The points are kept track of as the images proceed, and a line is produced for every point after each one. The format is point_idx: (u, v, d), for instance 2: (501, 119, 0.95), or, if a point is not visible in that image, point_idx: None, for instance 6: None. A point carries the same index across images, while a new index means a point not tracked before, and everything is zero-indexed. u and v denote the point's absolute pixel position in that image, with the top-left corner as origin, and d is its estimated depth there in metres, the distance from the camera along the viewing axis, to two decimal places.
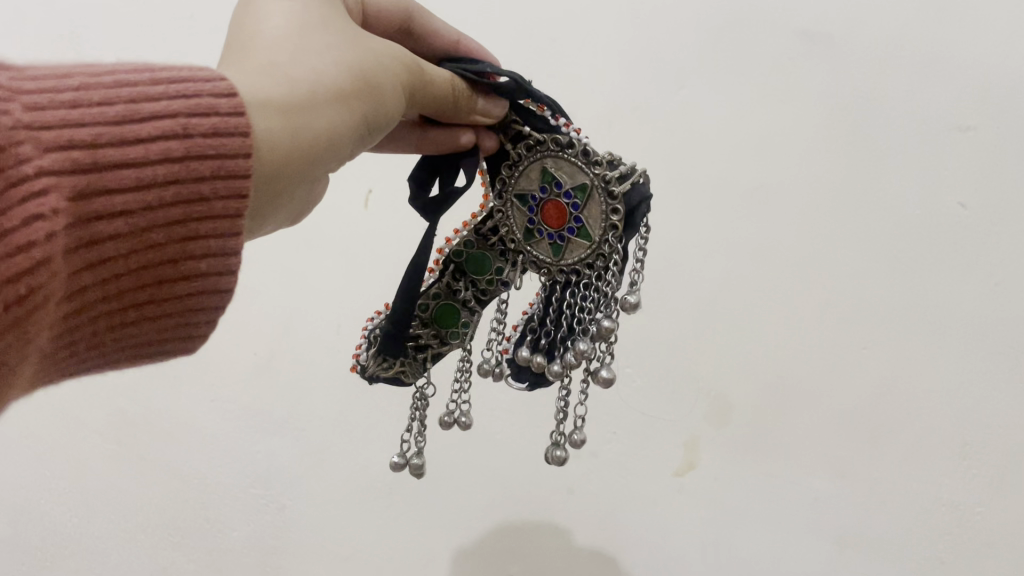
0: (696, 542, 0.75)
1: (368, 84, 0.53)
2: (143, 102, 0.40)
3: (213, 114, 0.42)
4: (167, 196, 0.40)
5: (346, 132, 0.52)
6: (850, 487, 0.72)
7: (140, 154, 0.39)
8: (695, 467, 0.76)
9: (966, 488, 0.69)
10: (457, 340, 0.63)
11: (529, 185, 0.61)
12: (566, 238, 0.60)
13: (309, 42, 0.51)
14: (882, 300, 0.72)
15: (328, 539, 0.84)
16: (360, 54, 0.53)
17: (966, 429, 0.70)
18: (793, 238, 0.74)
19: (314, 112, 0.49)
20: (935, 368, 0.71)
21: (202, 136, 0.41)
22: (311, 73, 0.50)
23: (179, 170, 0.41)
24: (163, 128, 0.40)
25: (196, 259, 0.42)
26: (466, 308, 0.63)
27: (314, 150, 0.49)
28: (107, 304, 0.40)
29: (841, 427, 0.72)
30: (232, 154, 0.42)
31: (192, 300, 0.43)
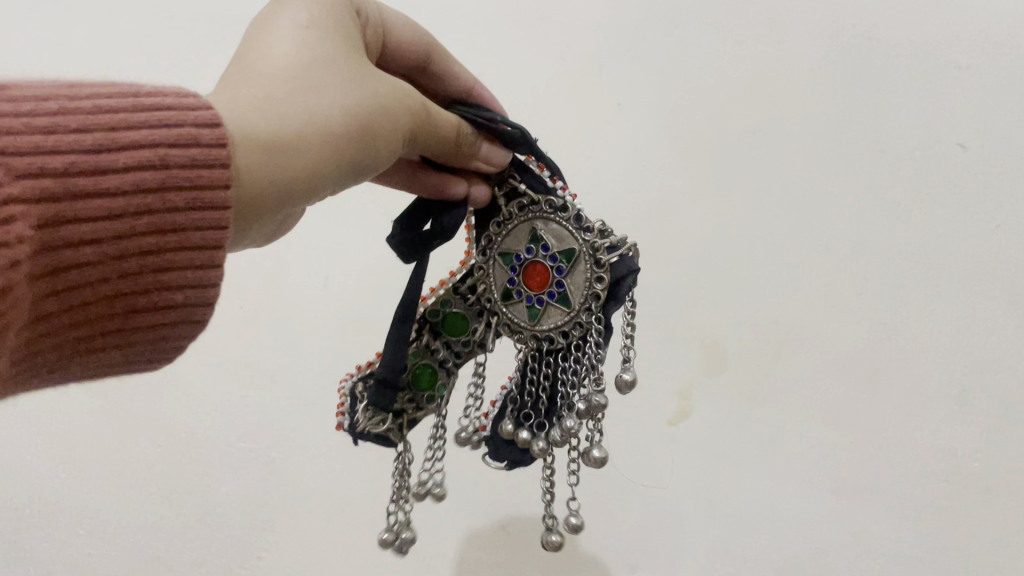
0: (689, 493, 0.73)
1: (361, 130, 0.50)
2: (122, 131, 0.39)
3: (193, 146, 0.41)
4: (141, 226, 0.39)
5: (329, 172, 0.49)
6: (846, 437, 0.70)
7: (115, 184, 0.38)
8: (690, 415, 0.74)
9: (965, 433, 0.68)
10: (433, 405, 0.60)
11: (514, 247, 0.59)
12: (547, 300, 0.58)
13: (312, 75, 0.49)
14: (880, 242, 0.70)
15: None
16: (361, 95, 0.50)
17: (966, 373, 0.68)
18: (789, 182, 0.72)
19: (295, 152, 0.47)
20: (933, 312, 0.69)
21: (180, 168, 0.40)
22: (302, 113, 0.48)
23: (154, 201, 0.40)
24: (139, 157, 0.39)
25: (171, 289, 0.41)
26: (444, 368, 0.60)
27: (293, 190, 0.48)
28: (71, 329, 0.40)
29: (840, 372, 0.70)
30: (210, 185, 0.41)
31: (165, 328, 0.42)
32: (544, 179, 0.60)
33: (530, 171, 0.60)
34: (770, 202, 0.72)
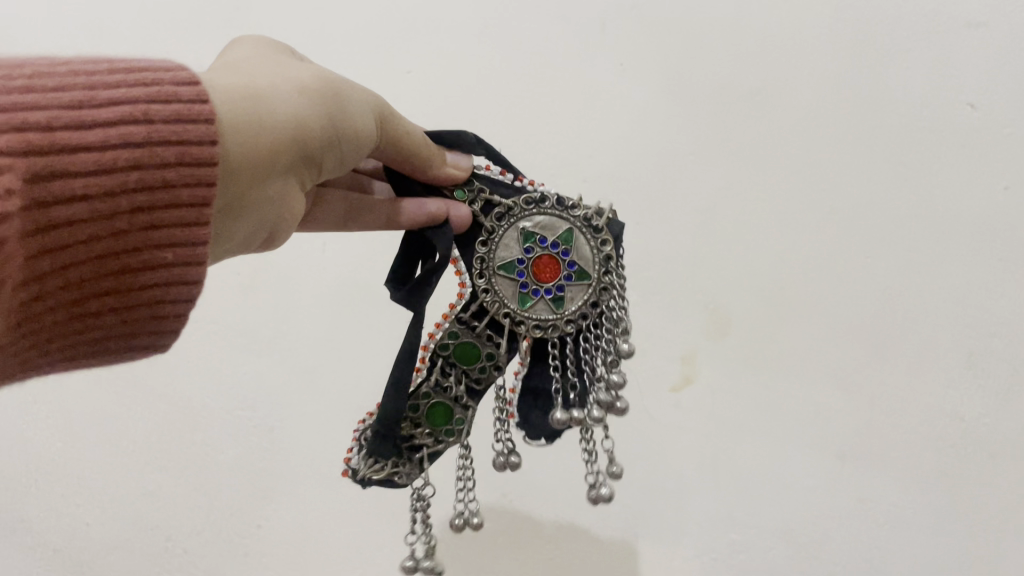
0: None
1: (335, 101, 0.48)
2: (101, 90, 0.38)
3: (174, 102, 0.40)
4: (132, 182, 0.38)
5: (316, 129, 0.47)
6: None
7: (100, 139, 0.37)
8: (693, 382, 0.72)
9: (974, 397, 0.67)
10: (453, 438, 0.55)
11: (509, 254, 0.56)
12: (563, 290, 0.56)
13: (281, 62, 0.49)
14: (887, 205, 0.69)
15: None
16: (329, 76, 0.49)
17: (973, 336, 0.67)
18: (795, 145, 0.71)
19: (271, 112, 0.44)
20: (942, 274, 0.68)
21: (164, 122, 0.39)
22: (275, 84, 0.46)
23: (143, 155, 0.38)
24: (122, 114, 0.38)
25: (162, 247, 0.40)
26: (460, 403, 0.56)
27: (279, 150, 0.45)
28: (66, 292, 0.38)
29: (847, 336, 0.69)
30: (198, 140, 0.40)
31: (161, 289, 0.41)
32: (509, 183, 0.57)
33: (495, 181, 0.58)
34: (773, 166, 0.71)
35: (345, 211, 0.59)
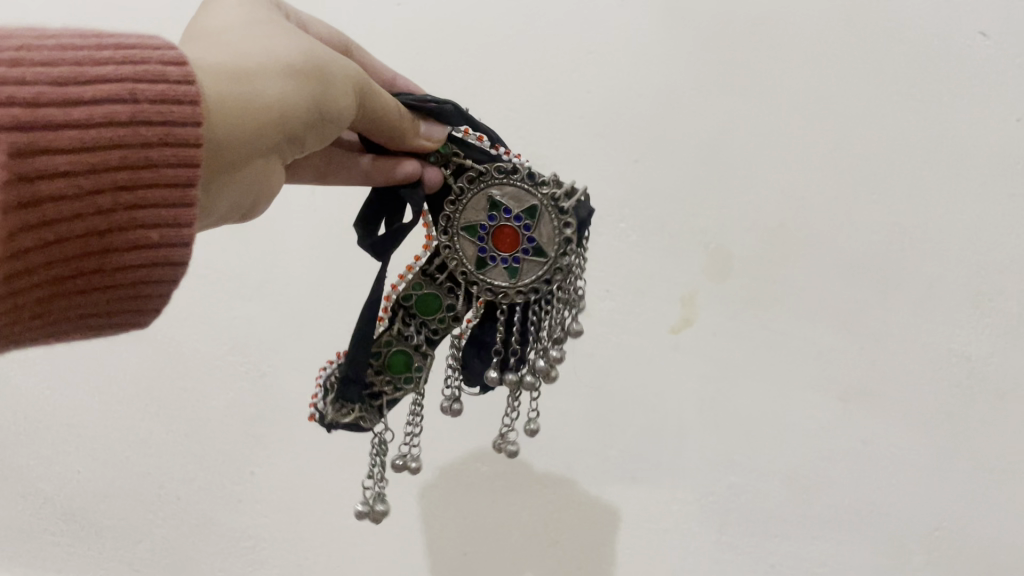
0: (692, 400, 0.70)
1: (321, 77, 0.45)
2: (89, 66, 0.34)
3: (162, 82, 0.36)
4: (115, 161, 0.35)
5: (301, 109, 0.44)
6: (858, 341, 0.67)
7: (85, 116, 0.33)
8: (693, 323, 0.70)
9: (979, 336, 0.66)
10: (410, 385, 0.55)
11: (474, 217, 0.54)
12: (520, 261, 0.53)
13: (265, 29, 0.45)
14: (897, 140, 0.67)
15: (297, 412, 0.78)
16: (315, 46, 0.46)
17: (980, 274, 0.66)
18: (801, 76, 0.68)
19: (253, 84, 0.41)
20: (952, 210, 0.66)
21: (151, 102, 0.35)
22: (258, 53, 0.43)
23: (126, 135, 0.35)
24: (109, 93, 0.34)
25: (147, 227, 0.36)
26: (419, 352, 0.55)
27: (262, 130, 0.42)
28: (49, 270, 0.34)
29: (853, 275, 0.67)
30: (183, 122, 0.36)
31: (144, 269, 0.37)
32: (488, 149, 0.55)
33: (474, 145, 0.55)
34: (780, 98, 0.68)
35: (324, 166, 0.54)
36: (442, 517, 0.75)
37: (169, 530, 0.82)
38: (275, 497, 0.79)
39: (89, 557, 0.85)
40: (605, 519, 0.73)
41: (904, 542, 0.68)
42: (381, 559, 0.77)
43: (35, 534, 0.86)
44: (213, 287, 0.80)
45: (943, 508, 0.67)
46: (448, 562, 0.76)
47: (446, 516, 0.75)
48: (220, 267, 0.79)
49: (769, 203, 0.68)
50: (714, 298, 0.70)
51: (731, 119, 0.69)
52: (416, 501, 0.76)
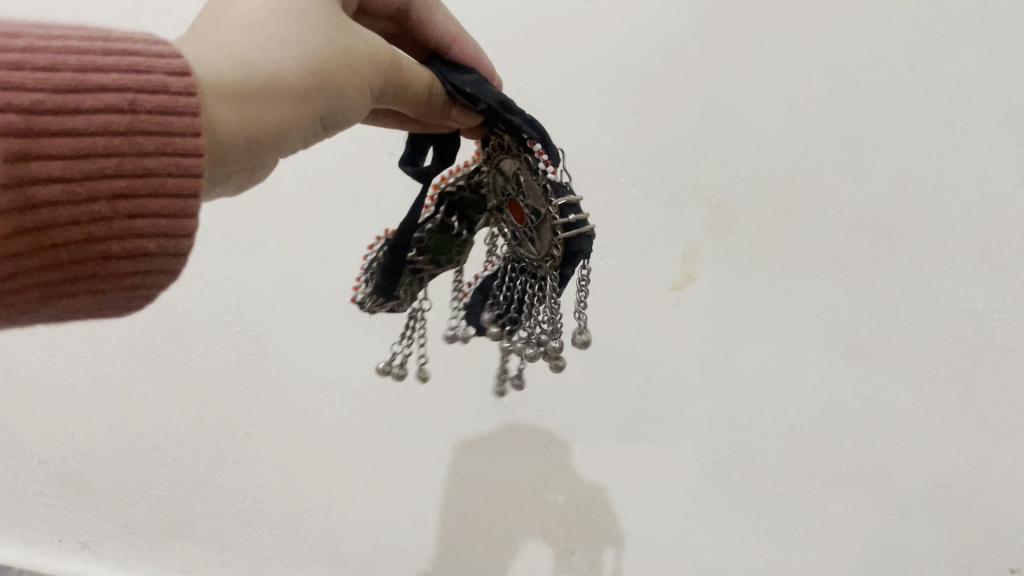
0: (693, 357, 0.69)
1: (329, 88, 0.43)
2: (90, 73, 0.32)
3: (163, 92, 0.34)
4: (110, 170, 0.32)
5: (300, 129, 0.42)
6: (862, 296, 0.66)
7: (82, 125, 0.31)
8: (694, 279, 0.69)
9: (986, 291, 0.65)
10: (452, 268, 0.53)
11: (507, 170, 0.49)
12: (524, 236, 0.49)
13: (278, 22, 0.41)
14: (904, 91, 0.65)
15: (296, 370, 0.77)
16: (333, 48, 0.43)
17: (989, 228, 0.65)
18: (807, 25, 0.66)
19: (255, 109, 0.39)
20: (959, 162, 0.65)
21: (149, 113, 0.33)
22: (271, 61, 0.40)
23: (123, 145, 0.33)
24: (106, 101, 0.32)
25: (146, 237, 0.34)
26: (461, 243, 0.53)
27: (255, 148, 0.40)
28: (38, 275, 0.32)
29: (858, 229, 0.66)
30: (182, 133, 0.34)
31: (140, 279, 0.34)
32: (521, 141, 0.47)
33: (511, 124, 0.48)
34: (785, 48, 0.66)
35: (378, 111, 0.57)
36: (451, 499, 0.75)
37: (164, 490, 0.82)
38: (272, 457, 0.78)
39: (83, 519, 0.84)
40: (604, 478, 0.72)
41: (906, 501, 0.67)
42: (377, 518, 0.77)
43: (29, 495, 0.85)
44: (208, 244, 0.79)
45: (948, 466, 0.66)
46: (450, 522, 0.75)
47: (452, 497, 0.75)
48: (217, 224, 0.78)
49: (773, 156, 0.67)
50: (717, 253, 0.68)
51: (734, 70, 0.67)
52: (415, 460, 0.75)
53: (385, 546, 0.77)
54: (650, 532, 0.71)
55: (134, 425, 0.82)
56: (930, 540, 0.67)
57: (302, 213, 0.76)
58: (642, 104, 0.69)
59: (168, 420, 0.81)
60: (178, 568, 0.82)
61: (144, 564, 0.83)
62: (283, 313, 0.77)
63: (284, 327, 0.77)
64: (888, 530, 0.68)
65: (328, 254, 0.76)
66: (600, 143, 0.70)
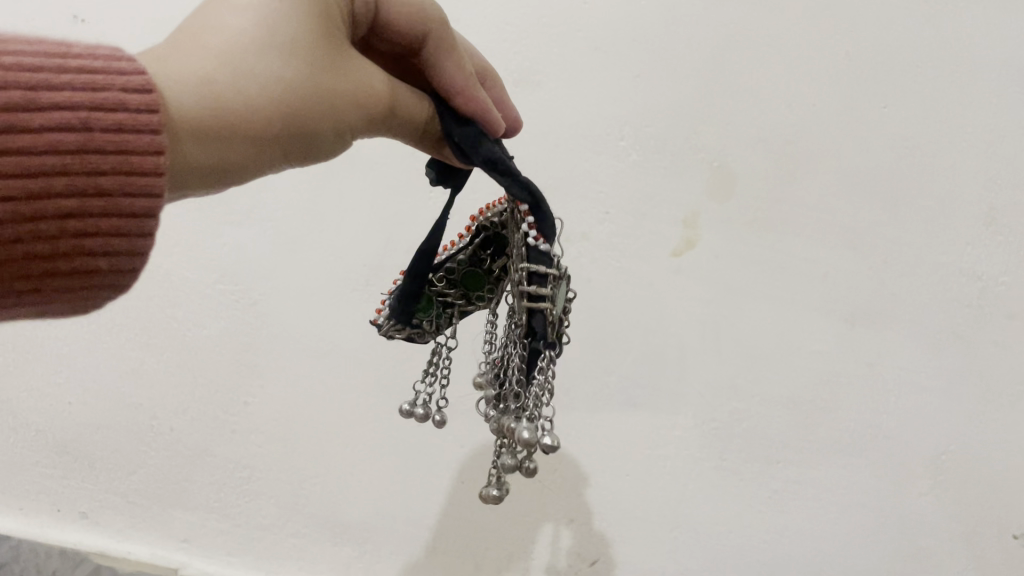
0: (694, 323, 0.68)
1: (302, 129, 0.43)
2: (43, 90, 0.32)
3: (121, 110, 0.34)
4: (60, 189, 0.32)
5: (265, 160, 0.42)
6: (866, 261, 0.66)
7: (28, 142, 0.31)
8: (695, 245, 0.68)
9: (991, 254, 0.64)
10: (483, 304, 0.53)
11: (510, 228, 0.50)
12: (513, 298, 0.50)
13: (262, 59, 0.41)
14: (906, 53, 0.65)
15: (294, 337, 0.76)
16: (311, 95, 0.42)
17: (993, 191, 0.64)
18: None
19: (214, 144, 0.40)
20: (963, 124, 0.64)
21: (104, 132, 0.33)
22: (242, 101, 0.40)
23: (73, 163, 0.32)
24: (58, 119, 0.32)
25: (94, 255, 0.34)
26: (493, 277, 0.53)
27: (212, 173, 0.40)
28: None
29: (860, 191, 0.66)
30: (140, 151, 0.34)
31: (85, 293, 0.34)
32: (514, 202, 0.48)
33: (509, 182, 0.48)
34: (788, 10, 0.66)
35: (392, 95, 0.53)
36: (459, 494, 0.74)
37: (162, 460, 0.81)
38: (270, 426, 0.78)
39: (83, 489, 0.83)
40: (605, 446, 0.71)
41: (909, 468, 0.66)
42: (376, 488, 0.76)
43: (27, 465, 0.84)
44: (209, 211, 0.79)
45: (952, 432, 0.66)
46: (452, 492, 0.74)
47: (460, 493, 0.74)
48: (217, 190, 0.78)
49: (775, 117, 0.66)
50: (718, 217, 0.67)
51: (736, 32, 0.67)
52: (413, 427, 0.75)
53: (383, 516, 0.76)
54: (651, 500, 0.70)
55: (131, 395, 0.81)
56: (934, 507, 0.66)
57: (304, 180, 0.76)
58: (642, 65, 0.68)
59: (167, 390, 0.80)
60: (177, 537, 0.80)
61: (143, 534, 0.81)
62: (282, 280, 0.76)
63: (283, 295, 0.76)
64: (891, 497, 0.67)
65: (327, 221, 0.75)
66: (600, 106, 0.69)
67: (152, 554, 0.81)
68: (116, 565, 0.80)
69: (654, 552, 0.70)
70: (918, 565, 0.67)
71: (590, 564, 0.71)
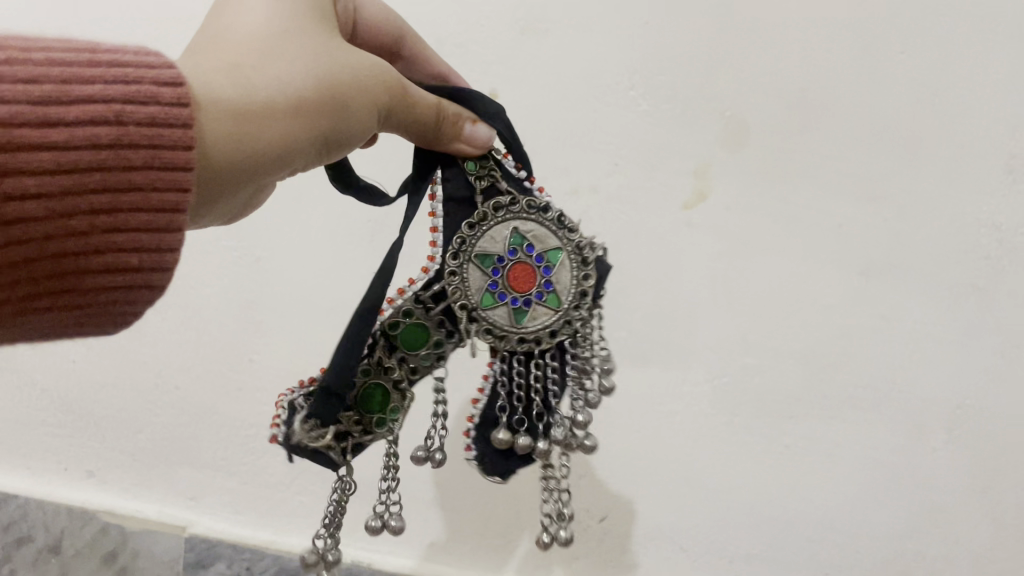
0: (706, 277, 0.67)
1: (334, 101, 0.46)
2: (75, 85, 0.36)
3: (152, 104, 0.38)
4: (94, 183, 0.36)
5: (300, 145, 0.45)
6: (881, 211, 0.64)
7: (65, 138, 0.35)
8: (707, 197, 0.67)
9: (1011, 203, 0.63)
10: (385, 428, 0.49)
11: (494, 248, 0.50)
12: (529, 304, 0.50)
13: (283, 45, 0.46)
14: None
15: (299, 293, 0.76)
16: (334, 67, 0.47)
17: (1013, 137, 0.63)
18: None
19: (262, 122, 0.43)
20: (983, 68, 0.62)
21: (136, 125, 0.37)
22: (272, 81, 0.44)
23: (108, 158, 0.37)
24: (92, 113, 0.36)
25: (125, 250, 0.38)
26: (397, 389, 0.49)
27: (257, 166, 0.44)
28: (23, 285, 0.36)
29: (876, 141, 0.64)
30: (169, 144, 0.38)
31: (120, 291, 0.38)
32: (517, 177, 0.52)
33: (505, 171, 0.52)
34: None
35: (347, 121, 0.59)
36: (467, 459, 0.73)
37: (168, 418, 0.80)
38: (276, 383, 0.77)
39: (88, 447, 0.82)
40: (613, 404, 0.70)
41: (925, 423, 0.65)
42: (383, 444, 0.75)
43: (33, 425, 0.84)
44: None
45: (969, 385, 0.64)
46: (449, 463, 0.73)
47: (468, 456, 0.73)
48: None
49: (787, 64, 0.65)
50: (729, 167, 0.66)
51: None
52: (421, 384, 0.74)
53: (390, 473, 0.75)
54: (661, 456, 0.69)
55: (138, 352, 0.81)
56: (948, 461, 0.65)
57: None
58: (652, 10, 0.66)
59: (173, 348, 0.80)
60: (185, 496, 0.80)
61: (150, 492, 0.81)
62: (287, 236, 0.76)
63: (288, 251, 0.76)
64: (903, 451, 0.66)
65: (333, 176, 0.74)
66: (609, 54, 0.67)
67: (160, 512, 0.80)
68: (125, 523, 0.80)
69: (665, 508, 0.70)
70: (933, 521, 0.66)
71: (600, 521, 0.70)
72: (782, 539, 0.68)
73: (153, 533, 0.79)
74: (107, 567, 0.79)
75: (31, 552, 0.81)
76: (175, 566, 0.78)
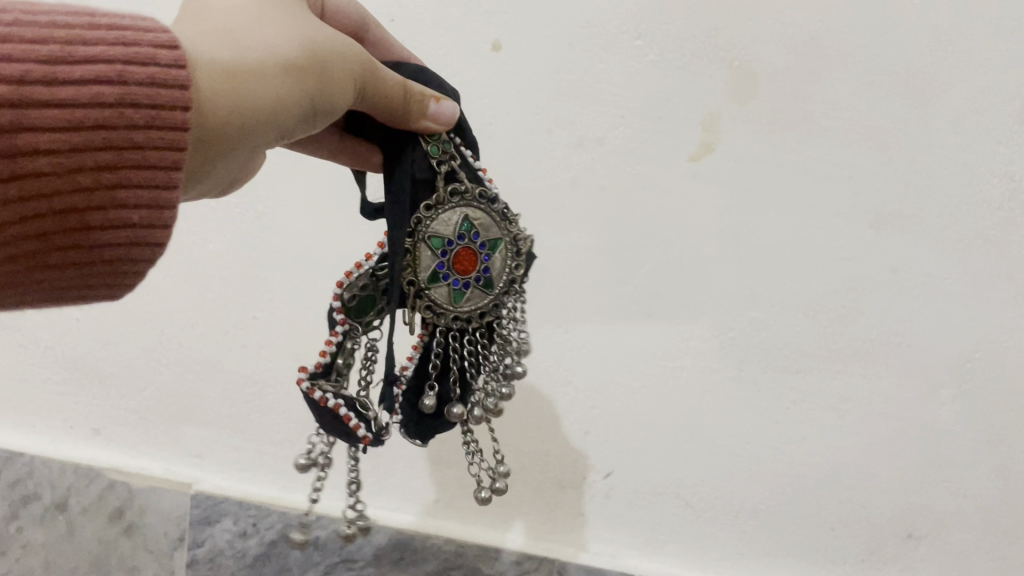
0: (712, 230, 0.66)
1: (319, 68, 0.45)
2: (78, 46, 0.35)
3: (151, 64, 0.37)
4: (98, 141, 0.35)
5: (293, 107, 0.44)
6: (891, 162, 0.63)
7: (71, 96, 0.34)
8: (714, 149, 0.66)
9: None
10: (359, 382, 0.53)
11: (443, 229, 0.51)
12: (468, 286, 0.52)
13: (266, 13, 0.45)
14: None
15: (302, 248, 0.75)
16: (315, 35, 0.45)
17: None
18: None
19: (252, 86, 0.42)
20: (997, 15, 0.61)
21: (139, 85, 0.36)
22: (260, 43, 0.43)
23: (112, 116, 0.36)
24: (94, 72, 0.35)
25: (128, 208, 0.37)
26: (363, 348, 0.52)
27: (252, 130, 0.43)
28: (27, 244, 0.35)
29: (888, 90, 0.63)
30: (172, 105, 0.37)
31: (124, 248, 0.38)
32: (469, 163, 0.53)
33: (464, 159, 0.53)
34: None
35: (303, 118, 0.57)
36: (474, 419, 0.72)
37: (173, 375, 0.80)
38: (280, 340, 0.77)
39: (93, 405, 0.82)
40: (618, 359, 0.69)
41: (933, 376, 0.65)
42: None
43: (38, 383, 0.83)
44: None
45: (978, 338, 0.64)
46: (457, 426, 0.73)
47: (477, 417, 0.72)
48: None
49: (797, 14, 0.63)
50: (737, 118, 0.65)
51: None
52: None
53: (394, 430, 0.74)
54: (667, 411, 0.69)
55: (142, 310, 0.81)
56: (958, 415, 0.65)
57: None
58: None
59: (177, 305, 0.80)
60: (190, 454, 0.79)
61: (155, 450, 0.80)
62: (291, 191, 0.75)
63: (291, 207, 0.75)
64: (913, 405, 0.65)
65: None
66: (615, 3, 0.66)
67: (166, 470, 0.80)
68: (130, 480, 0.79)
69: (670, 464, 0.69)
70: (939, 475, 0.66)
71: (605, 477, 0.70)
72: (789, 494, 0.68)
73: (157, 491, 0.78)
74: (115, 523, 0.79)
75: (38, 509, 0.81)
76: (181, 523, 0.77)
